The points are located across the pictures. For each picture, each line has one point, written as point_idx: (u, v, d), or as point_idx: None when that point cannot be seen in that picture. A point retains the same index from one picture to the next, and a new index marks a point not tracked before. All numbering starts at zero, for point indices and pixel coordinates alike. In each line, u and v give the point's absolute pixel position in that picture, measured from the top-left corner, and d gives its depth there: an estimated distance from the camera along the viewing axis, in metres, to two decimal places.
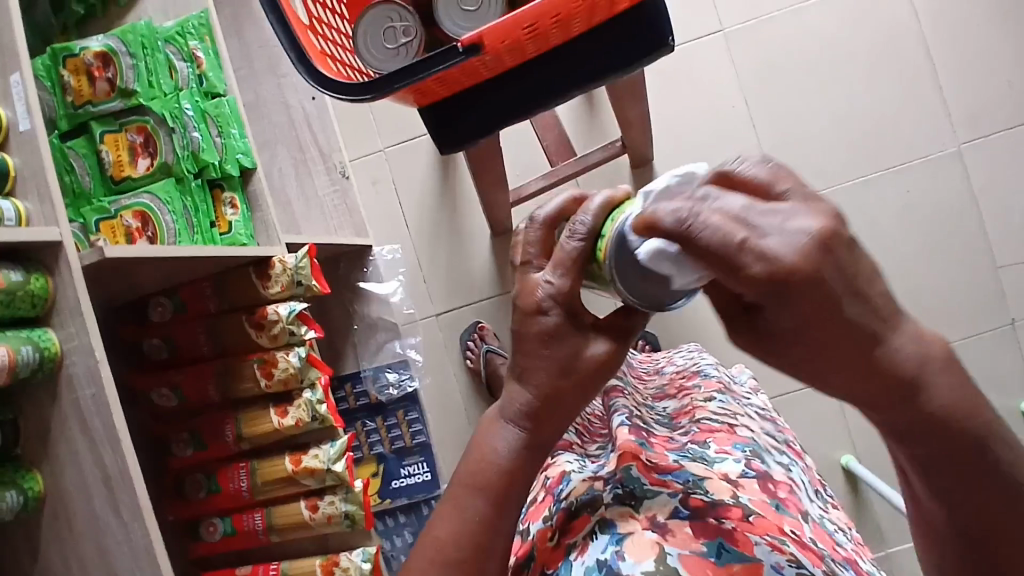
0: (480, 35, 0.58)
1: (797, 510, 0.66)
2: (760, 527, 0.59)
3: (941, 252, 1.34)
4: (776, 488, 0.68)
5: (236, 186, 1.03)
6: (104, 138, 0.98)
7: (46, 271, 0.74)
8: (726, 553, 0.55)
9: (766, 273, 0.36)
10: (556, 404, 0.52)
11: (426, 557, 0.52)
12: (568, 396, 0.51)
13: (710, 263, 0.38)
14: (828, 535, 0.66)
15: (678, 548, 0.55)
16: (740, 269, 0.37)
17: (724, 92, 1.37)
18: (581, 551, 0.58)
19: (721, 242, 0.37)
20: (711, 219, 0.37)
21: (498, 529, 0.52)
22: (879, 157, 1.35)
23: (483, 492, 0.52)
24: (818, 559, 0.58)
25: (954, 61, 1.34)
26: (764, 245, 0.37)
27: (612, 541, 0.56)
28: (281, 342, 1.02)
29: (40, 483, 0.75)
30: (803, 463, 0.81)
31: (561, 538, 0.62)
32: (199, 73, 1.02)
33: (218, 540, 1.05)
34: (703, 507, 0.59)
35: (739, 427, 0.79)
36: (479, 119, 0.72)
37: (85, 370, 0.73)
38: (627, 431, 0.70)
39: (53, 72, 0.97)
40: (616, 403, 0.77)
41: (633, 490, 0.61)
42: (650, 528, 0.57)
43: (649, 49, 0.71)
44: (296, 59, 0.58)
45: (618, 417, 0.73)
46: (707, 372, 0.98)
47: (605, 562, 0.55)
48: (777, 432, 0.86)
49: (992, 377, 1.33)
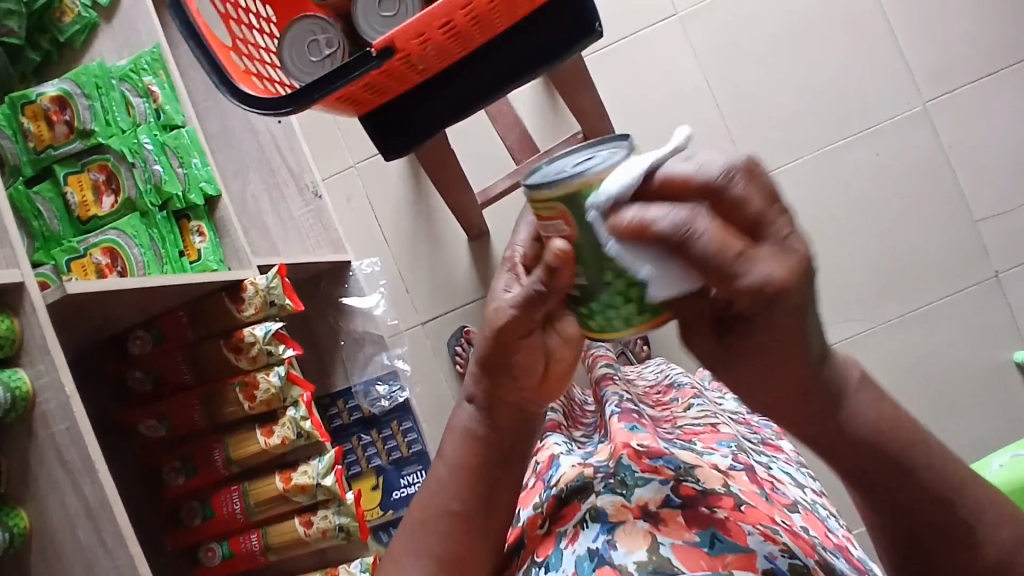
0: (392, 37, 0.58)
1: (783, 503, 0.68)
2: (752, 516, 0.59)
3: (917, 210, 1.34)
4: (763, 481, 0.70)
5: (203, 215, 1.04)
6: (68, 180, 1.00)
7: (12, 312, 0.75)
8: (719, 544, 0.56)
9: (755, 285, 0.43)
10: (495, 377, 0.61)
11: (404, 525, 0.64)
12: (494, 368, 0.60)
13: (705, 272, 0.44)
14: (821, 522, 0.69)
15: (670, 537, 0.57)
16: (741, 277, 0.43)
17: (685, 73, 1.37)
18: (572, 539, 0.60)
19: (718, 255, 0.43)
20: (711, 230, 0.43)
21: (440, 495, 0.63)
22: (845, 123, 1.35)
23: (444, 462, 0.65)
24: (810, 549, 0.59)
25: (911, 18, 1.34)
26: (760, 259, 0.44)
27: (603, 530, 0.59)
28: (260, 363, 1.03)
29: (24, 519, 0.76)
30: (782, 458, 0.83)
31: (552, 526, 0.64)
32: (156, 107, 1.03)
33: (217, 564, 1.06)
34: (694, 495, 0.61)
35: (721, 426, 0.83)
36: (415, 123, 0.73)
37: (57, 407, 0.75)
38: (618, 419, 0.76)
39: (12, 120, 1.00)
40: (609, 392, 0.89)
41: (625, 479, 0.63)
42: (642, 517, 0.59)
43: (579, 36, 0.71)
44: (219, 81, 0.59)
45: (612, 407, 0.80)
46: (680, 384, 1.02)
47: (596, 551, 0.57)
48: (750, 435, 0.87)
49: (980, 332, 1.33)
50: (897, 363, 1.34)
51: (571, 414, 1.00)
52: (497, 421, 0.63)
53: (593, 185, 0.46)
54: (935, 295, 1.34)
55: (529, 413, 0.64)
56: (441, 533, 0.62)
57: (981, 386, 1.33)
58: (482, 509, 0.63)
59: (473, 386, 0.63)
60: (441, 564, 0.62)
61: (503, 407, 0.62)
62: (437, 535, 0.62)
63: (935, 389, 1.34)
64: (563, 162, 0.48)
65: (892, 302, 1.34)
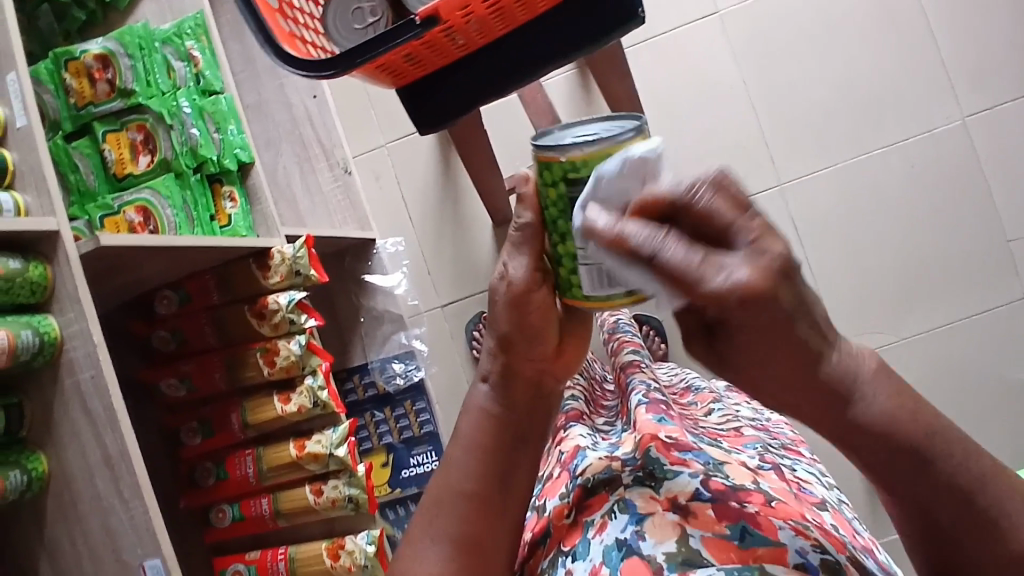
0: (437, 6, 0.58)
1: (810, 501, 0.67)
2: (783, 512, 0.60)
3: (949, 224, 1.32)
4: (792, 482, 0.70)
5: (235, 180, 1.06)
6: (106, 137, 1.01)
7: (45, 260, 0.77)
8: (750, 537, 0.56)
9: (722, 291, 0.42)
10: (517, 344, 0.65)
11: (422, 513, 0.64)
12: (509, 335, 0.65)
13: (668, 284, 0.43)
14: (848, 523, 0.68)
15: (700, 530, 0.57)
16: (700, 285, 0.42)
17: (723, 72, 1.36)
18: (600, 529, 0.61)
19: (687, 263, 0.42)
20: (680, 246, 0.42)
21: (451, 474, 0.65)
22: (880, 133, 1.33)
23: (461, 446, 0.66)
24: (841, 545, 0.59)
25: (956, 30, 1.32)
26: (726, 266, 0.42)
27: (632, 521, 0.59)
28: (282, 330, 1.05)
29: (44, 464, 0.77)
30: (805, 462, 0.80)
31: (578, 515, 0.65)
32: (196, 72, 1.06)
33: (227, 525, 1.08)
34: (724, 491, 0.61)
35: (744, 431, 0.83)
36: (453, 93, 0.73)
37: (84, 355, 0.76)
38: (646, 410, 0.78)
39: (56, 75, 1.01)
40: (635, 380, 0.90)
41: (653, 471, 0.64)
42: (671, 509, 0.59)
43: (620, 20, 0.71)
44: (262, 40, 0.59)
45: (638, 397, 0.83)
46: (698, 388, 1.01)
47: (625, 541, 0.58)
48: (771, 439, 0.83)
49: (1004, 354, 1.31)
50: (916, 377, 1.33)
51: (592, 397, 1.01)
52: (512, 397, 0.66)
53: (539, 163, 0.54)
54: (962, 313, 1.32)
55: (544, 389, 0.68)
56: (456, 515, 0.63)
57: (1000, 407, 1.32)
58: (496, 485, 0.64)
59: (488, 364, 0.67)
60: (459, 547, 0.62)
61: (518, 378, 0.66)
62: (451, 517, 0.63)
63: (954, 407, 1.32)
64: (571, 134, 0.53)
65: (915, 316, 1.33)
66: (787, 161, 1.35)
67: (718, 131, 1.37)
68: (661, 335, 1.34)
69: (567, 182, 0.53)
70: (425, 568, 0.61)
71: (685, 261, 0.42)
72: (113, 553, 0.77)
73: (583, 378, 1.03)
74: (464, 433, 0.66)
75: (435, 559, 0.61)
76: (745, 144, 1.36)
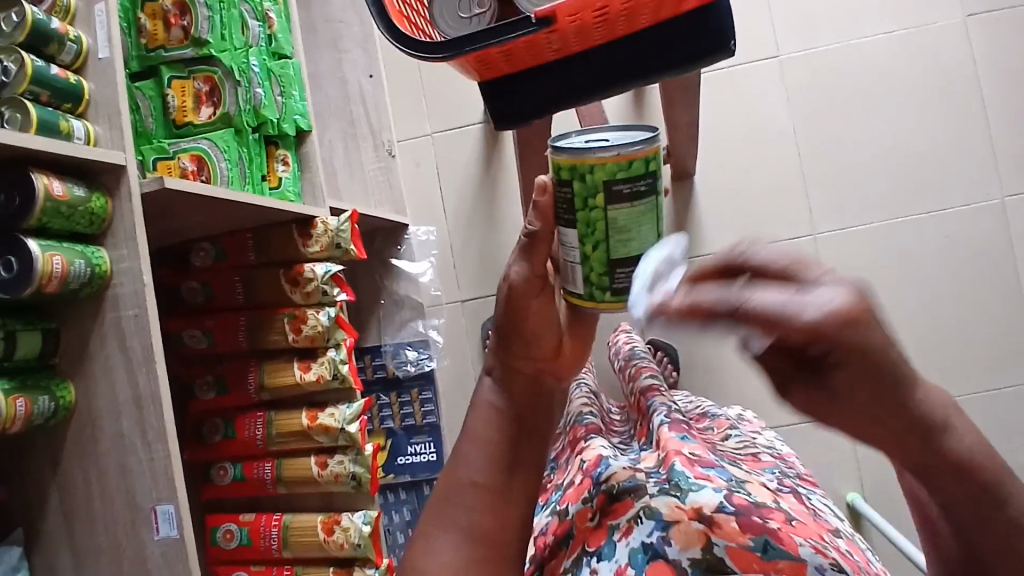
0: (554, 9, 0.60)
1: (828, 527, 0.66)
2: (802, 531, 0.61)
3: (974, 299, 1.34)
4: (811, 507, 0.70)
5: (291, 146, 1.09)
6: (172, 83, 1.01)
7: (106, 192, 0.77)
8: (772, 550, 0.57)
9: (817, 321, 0.38)
10: (513, 344, 0.65)
11: (431, 508, 0.61)
12: (508, 330, 0.65)
13: (762, 329, 0.39)
14: (862, 552, 0.66)
15: (725, 540, 0.58)
16: (800, 318, 0.38)
17: (775, 116, 1.38)
18: (625, 532, 0.61)
19: (772, 303, 0.39)
20: (763, 291, 0.40)
21: (461, 466, 0.62)
22: (920, 199, 1.35)
23: (472, 438, 0.63)
24: (858, 568, 0.59)
25: (1008, 111, 1.34)
26: (817, 296, 0.39)
27: (658, 526, 0.59)
28: (313, 299, 1.06)
29: (71, 394, 0.77)
30: (820, 492, 0.79)
31: (603, 518, 0.65)
32: (269, 33, 1.08)
33: (226, 484, 1.08)
34: (747, 506, 0.61)
35: (762, 456, 0.84)
36: (534, 94, 0.73)
37: (130, 292, 0.76)
38: (668, 428, 0.78)
39: (131, 15, 1.02)
40: (655, 402, 0.90)
41: (679, 483, 0.64)
42: (697, 519, 0.59)
43: (710, 51, 0.73)
44: (376, 14, 0.60)
45: (659, 416, 0.83)
46: (714, 414, 1.01)
47: (652, 545, 0.58)
48: (788, 466, 0.83)
49: (1006, 434, 1.33)
50: None
51: (605, 420, 1.01)
52: (511, 392, 0.64)
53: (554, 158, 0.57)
54: (973, 387, 1.34)
55: (544, 387, 0.66)
56: (469, 505, 0.60)
57: None
58: (503, 479, 0.61)
59: (492, 358, 0.66)
60: (472, 537, 0.59)
61: (516, 377, 0.65)
62: (464, 507, 0.60)
63: None
64: (588, 137, 0.55)
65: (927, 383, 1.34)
66: (823, 212, 1.37)
67: (759, 171, 1.38)
68: (674, 363, 1.35)
69: (557, 180, 0.55)
70: (436, 559, 0.58)
71: (766, 298, 0.39)
72: (127, 492, 0.77)
73: (595, 399, 1.03)
74: (473, 425, 0.64)
75: (448, 552, 0.58)
76: (786, 189, 1.38)
